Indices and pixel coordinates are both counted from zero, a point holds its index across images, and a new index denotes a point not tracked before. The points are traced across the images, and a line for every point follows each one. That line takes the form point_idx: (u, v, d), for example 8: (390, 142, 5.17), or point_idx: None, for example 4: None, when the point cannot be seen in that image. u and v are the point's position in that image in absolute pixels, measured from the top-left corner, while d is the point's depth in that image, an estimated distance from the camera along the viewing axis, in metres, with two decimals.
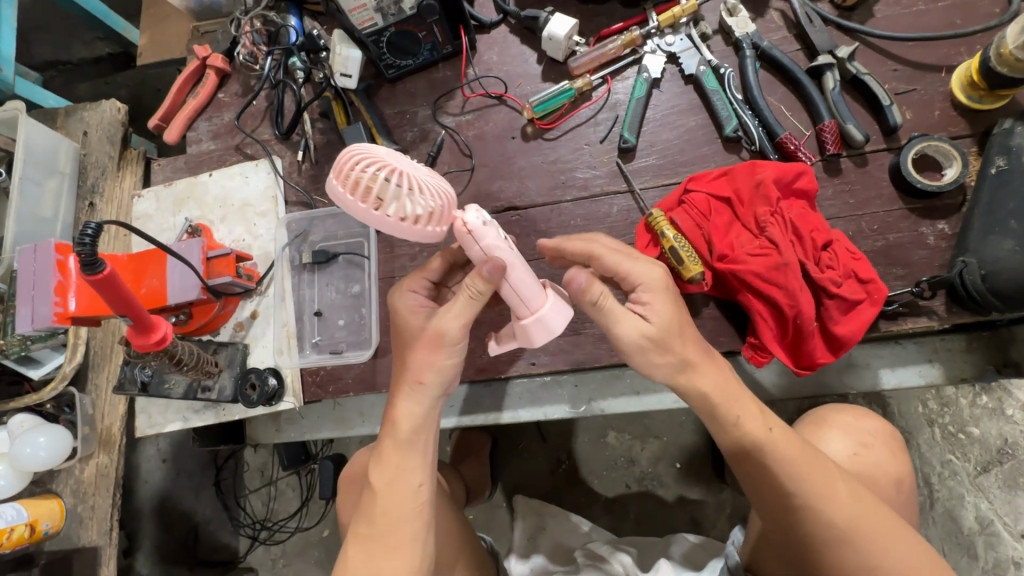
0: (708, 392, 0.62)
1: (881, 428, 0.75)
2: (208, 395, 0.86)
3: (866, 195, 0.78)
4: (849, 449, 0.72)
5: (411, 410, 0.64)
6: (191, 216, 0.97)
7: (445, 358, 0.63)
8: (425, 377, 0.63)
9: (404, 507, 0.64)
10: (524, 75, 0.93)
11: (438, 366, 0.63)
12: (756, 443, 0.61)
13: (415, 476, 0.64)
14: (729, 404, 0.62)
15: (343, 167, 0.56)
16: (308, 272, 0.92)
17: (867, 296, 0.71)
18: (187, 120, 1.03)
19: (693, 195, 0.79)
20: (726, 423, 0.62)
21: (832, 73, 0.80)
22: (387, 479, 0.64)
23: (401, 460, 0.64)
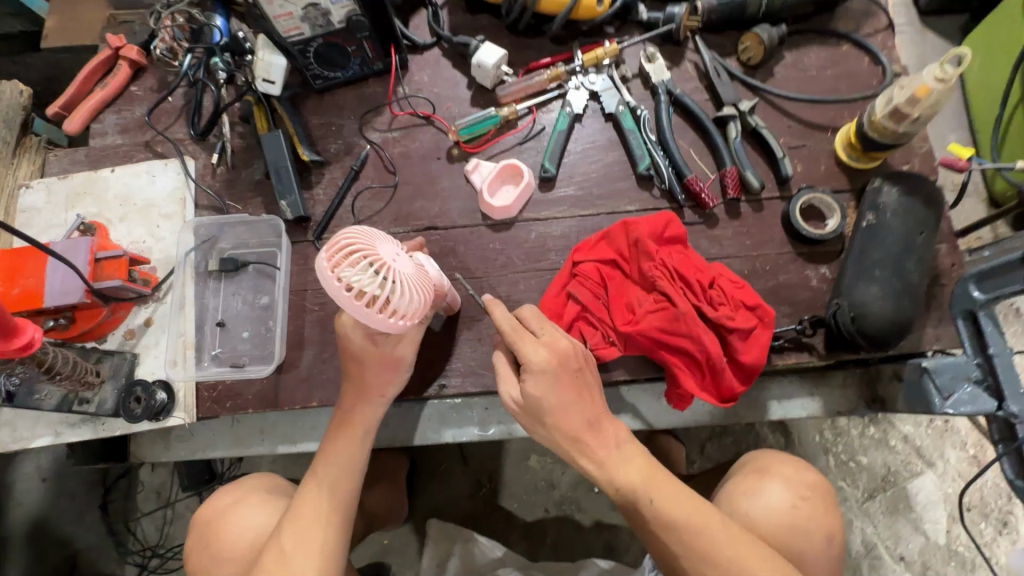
0: (619, 474, 0.64)
1: (796, 475, 0.77)
2: (86, 408, 0.80)
3: (760, 238, 0.85)
4: (787, 501, 0.73)
5: (371, 413, 0.74)
6: (86, 214, 0.90)
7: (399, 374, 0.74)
8: (388, 391, 0.74)
9: (315, 525, 0.69)
10: (453, 97, 0.94)
11: (395, 381, 0.74)
12: (674, 539, 0.61)
13: (340, 482, 0.72)
14: (639, 481, 0.63)
15: (338, 257, 0.58)
16: (214, 280, 0.88)
17: (759, 321, 0.76)
18: (93, 111, 0.97)
19: (582, 266, 0.82)
20: (652, 522, 0.62)
21: (734, 124, 0.87)
22: (301, 540, 0.67)
23: (314, 516, 0.69)
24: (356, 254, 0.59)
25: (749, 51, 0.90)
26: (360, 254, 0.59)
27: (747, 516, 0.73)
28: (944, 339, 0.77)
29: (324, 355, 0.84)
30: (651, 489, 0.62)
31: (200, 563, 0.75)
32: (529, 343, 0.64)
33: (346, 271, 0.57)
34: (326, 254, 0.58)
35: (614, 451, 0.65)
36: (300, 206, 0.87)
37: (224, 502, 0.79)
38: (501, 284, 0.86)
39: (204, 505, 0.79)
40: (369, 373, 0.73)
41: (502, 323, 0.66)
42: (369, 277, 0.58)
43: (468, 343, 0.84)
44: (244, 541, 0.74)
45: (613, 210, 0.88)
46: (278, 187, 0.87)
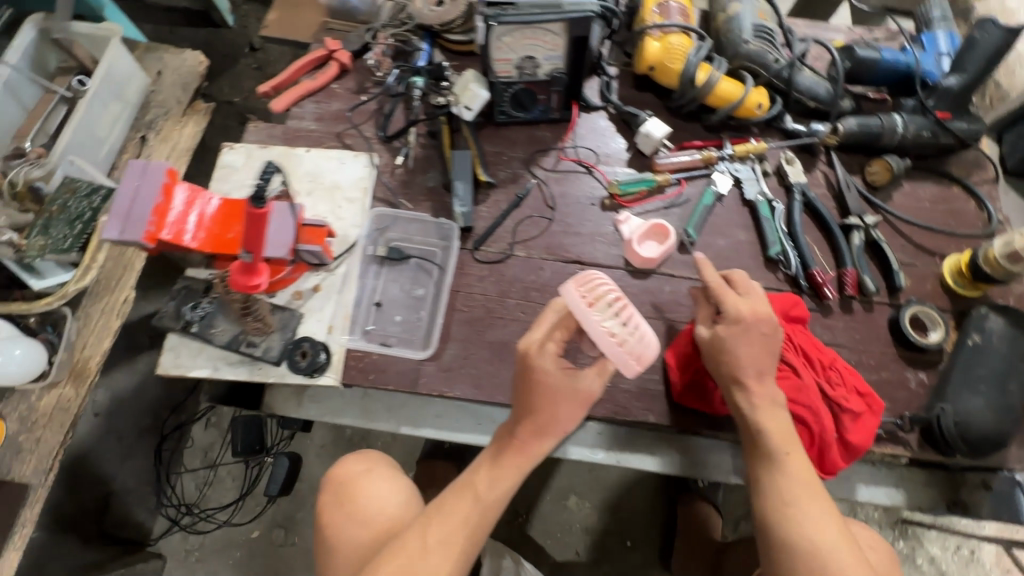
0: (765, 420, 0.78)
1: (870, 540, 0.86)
2: (250, 351, 0.87)
3: (868, 335, 0.95)
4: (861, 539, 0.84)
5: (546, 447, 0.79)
6: (279, 182, 1.01)
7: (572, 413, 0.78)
8: (565, 425, 0.79)
9: (456, 530, 0.74)
10: (612, 155, 1.08)
11: (575, 418, 0.78)
12: (782, 491, 0.75)
13: (492, 495, 0.77)
14: (780, 442, 0.77)
15: (588, 288, 0.71)
16: (377, 265, 0.98)
17: (868, 407, 0.85)
18: (298, 97, 1.11)
19: None
20: (766, 466, 0.77)
21: (858, 232, 0.99)
22: (443, 540, 0.73)
23: (461, 520, 0.74)
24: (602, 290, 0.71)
25: (874, 173, 1.03)
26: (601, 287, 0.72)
27: None
28: None
29: (465, 352, 0.92)
30: (787, 452, 0.77)
31: (330, 515, 0.82)
32: (734, 299, 0.82)
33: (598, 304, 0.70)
34: (580, 289, 0.71)
35: (771, 410, 0.79)
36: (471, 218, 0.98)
37: (358, 469, 0.86)
38: None
39: (342, 463, 0.87)
40: (559, 406, 0.77)
41: (714, 277, 0.84)
42: (611, 312, 0.70)
43: None
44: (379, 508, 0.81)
45: None
46: (457, 198, 0.98)
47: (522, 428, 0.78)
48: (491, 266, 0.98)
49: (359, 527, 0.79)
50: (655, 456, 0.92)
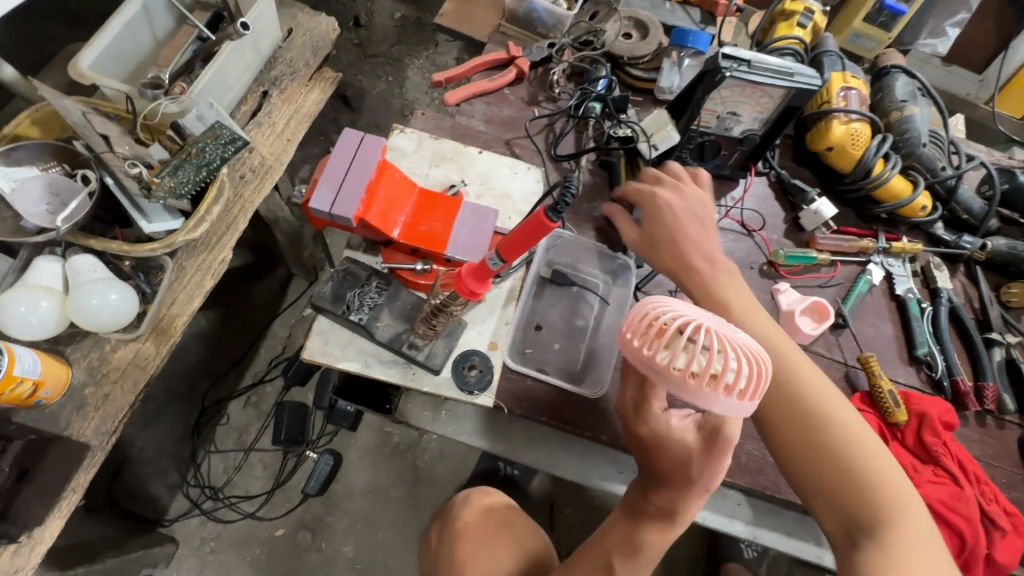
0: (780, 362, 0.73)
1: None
2: (412, 353, 0.81)
3: (999, 452, 0.97)
4: None
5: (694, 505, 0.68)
6: (450, 177, 0.96)
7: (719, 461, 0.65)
8: (711, 484, 0.67)
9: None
10: (772, 223, 1.08)
11: (717, 471, 0.65)
12: (849, 462, 0.69)
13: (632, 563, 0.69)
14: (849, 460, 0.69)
15: (642, 321, 0.58)
16: (540, 285, 0.94)
17: (1013, 527, 0.86)
18: (470, 95, 1.07)
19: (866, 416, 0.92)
20: (781, 406, 0.72)
21: (999, 348, 1.02)
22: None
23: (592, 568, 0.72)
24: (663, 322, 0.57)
25: (1013, 294, 1.07)
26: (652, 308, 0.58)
27: None
28: None
29: None
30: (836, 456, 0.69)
31: (464, 537, 0.89)
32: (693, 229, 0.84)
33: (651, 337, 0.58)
34: (635, 330, 0.58)
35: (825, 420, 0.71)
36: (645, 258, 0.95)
37: (496, 506, 0.95)
38: None
39: (480, 496, 0.96)
40: (691, 471, 0.66)
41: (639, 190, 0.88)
42: (680, 347, 0.56)
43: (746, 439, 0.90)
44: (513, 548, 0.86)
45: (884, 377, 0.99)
46: None
47: (659, 493, 0.70)
48: None
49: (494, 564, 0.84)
50: (791, 537, 0.93)
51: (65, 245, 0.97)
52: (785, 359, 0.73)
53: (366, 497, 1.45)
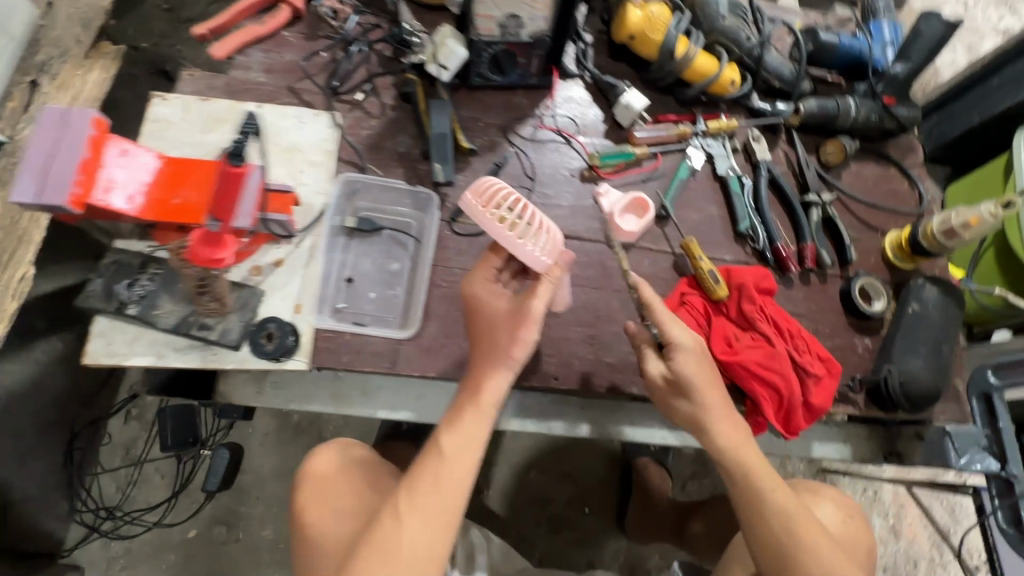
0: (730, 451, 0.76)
1: (839, 498, 0.94)
2: (203, 334, 0.77)
3: (823, 305, 1.02)
4: (838, 518, 0.90)
5: (498, 384, 0.76)
6: (227, 140, 0.89)
7: (528, 334, 0.76)
8: (517, 352, 0.76)
9: (424, 489, 0.71)
10: (590, 126, 1.05)
11: (525, 340, 0.76)
12: (770, 502, 0.73)
13: (472, 450, 0.74)
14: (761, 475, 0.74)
15: (481, 188, 0.77)
16: (347, 236, 0.90)
17: (828, 372, 0.92)
18: (244, 44, 0.96)
19: (691, 298, 0.95)
20: (775, 506, 0.73)
21: (816, 209, 1.06)
22: (414, 507, 0.70)
23: (433, 473, 0.72)
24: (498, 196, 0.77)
25: (829, 153, 1.10)
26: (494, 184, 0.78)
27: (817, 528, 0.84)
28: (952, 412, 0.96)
29: (447, 331, 0.87)
30: (773, 493, 0.74)
31: (313, 512, 0.77)
32: (676, 330, 0.78)
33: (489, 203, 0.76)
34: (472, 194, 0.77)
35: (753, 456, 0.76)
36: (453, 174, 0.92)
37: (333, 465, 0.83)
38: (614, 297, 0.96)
39: (315, 460, 0.84)
40: (498, 334, 0.77)
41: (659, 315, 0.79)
42: (509, 212, 0.77)
43: (580, 344, 0.92)
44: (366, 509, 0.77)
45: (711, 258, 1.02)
46: (437, 152, 0.92)
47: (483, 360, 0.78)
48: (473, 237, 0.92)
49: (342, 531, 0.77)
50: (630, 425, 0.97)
51: None
52: (727, 451, 0.76)
53: (277, 479, 1.44)
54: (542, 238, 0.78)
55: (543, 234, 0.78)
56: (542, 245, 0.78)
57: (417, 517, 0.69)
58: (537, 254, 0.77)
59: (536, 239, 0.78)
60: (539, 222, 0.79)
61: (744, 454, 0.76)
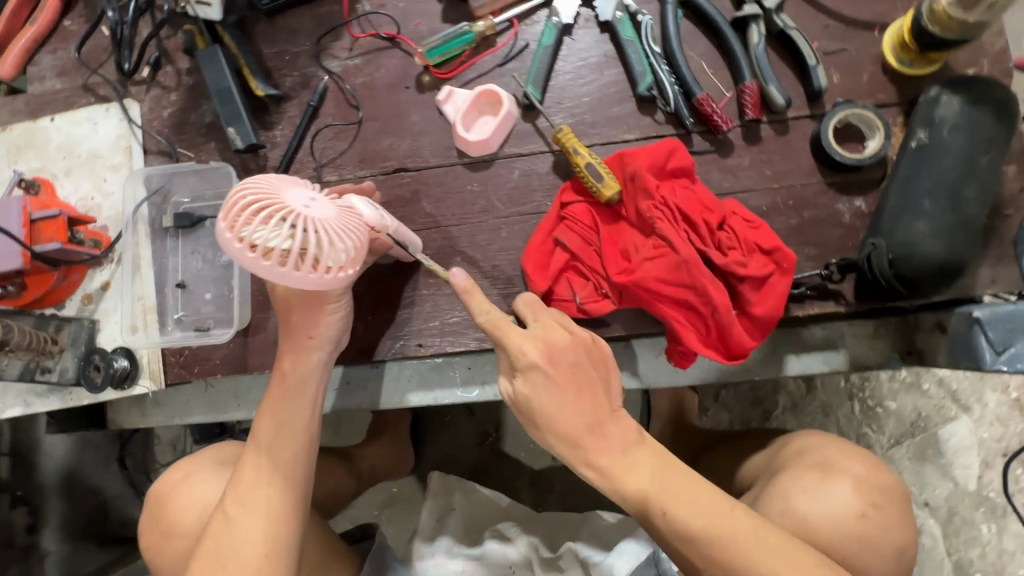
0: (623, 480, 0.54)
1: (870, 476, 0.59)
2: (48, 378, 0.75)
3: (784, 166, 0.71)
4: (861, 507, 0.57)
5: (305, 362, 0.59)
6: (29, 168, 0.83)
7: (332, 313, 0.60)
8: (318, 332, 0.59)
9: (252, 490, 0.55)
10: (421, 12, 0.80)
11: (325, 319, 0.59)
12: (669, 518, 0.51)
13: (300, 431, 0.58)
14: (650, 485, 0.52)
15: (233, 210, 0.52)
16: (171, 238, 0.81)
17: (777, 266, 0.65)
18: (27, 52, 0.87)
19: (573, 208, 0.71)
20: (699, 529, 0.50)
21: (757, 26, 0.71)
22: (243, 510, 0.54)
23: (257, 474, 0.56)
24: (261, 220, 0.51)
25: None
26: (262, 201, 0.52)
27: (804, 517, 0.56)
28: (1002, 281, 0.66)
29: None
30: (673, 504, 0.51)
31: (160, 545, 0.61)
32: (512, 331, 0.56)
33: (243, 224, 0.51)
34: (225, 219, 0.51)
35: (629, 456, 0.54)
36: (251, 135, 0.77)
37: (177, 475, 0.64)
38: (482, 230, 0.76)
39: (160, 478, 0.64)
40: (293, 309, 0.60)
41: (484, 314, 0.56)
42: (281, 233, 0.51)
43: (446, 298, 0.76)
44: (205, 517, 0.58)
45: (608, 140, 0.75)
46: (224, 113, 0.77)
47: (298, 320, 0.59)
48: None
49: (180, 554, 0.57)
50: None
51: None
52: (600, 458, 0.54)
53: None
54: (344, 255, 0.55)
55: (348, 243, 0.55)
56: (345, 263, 0.55)
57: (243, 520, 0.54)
58: (337, 273, 0.55)
59: (335, 260, 0.55)
60: (337, 230, 0.54)
61: (627, 466, 0.54)
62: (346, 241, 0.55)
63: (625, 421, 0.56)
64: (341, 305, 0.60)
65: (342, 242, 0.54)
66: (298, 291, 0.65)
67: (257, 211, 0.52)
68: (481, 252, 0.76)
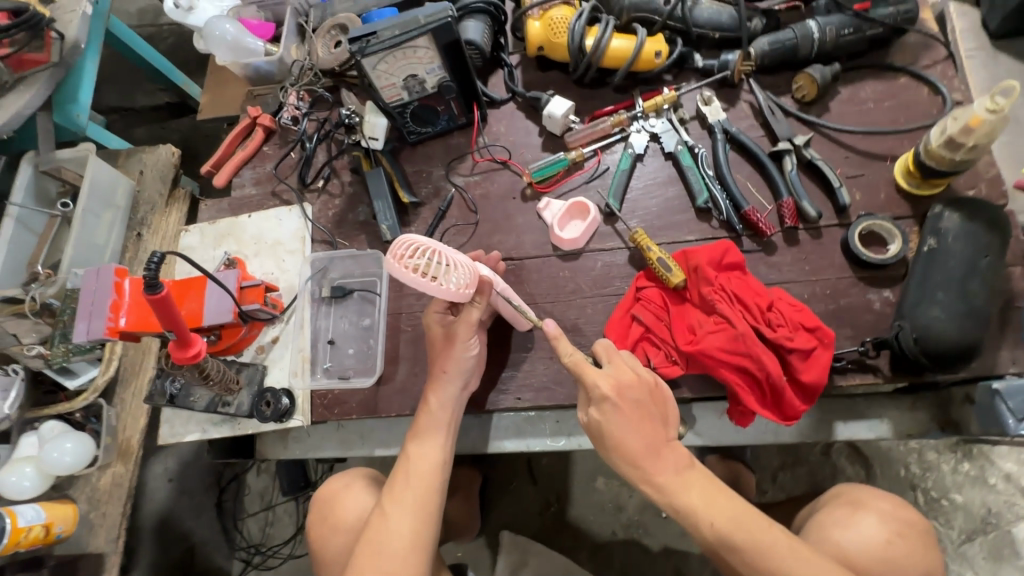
0: (679, 496, 0.71)
1: (894, 511, 0.76)
2: (227, 409, 0.97)
3: (821, 263, 0.88)
4: (885, 536, 0.73)
5: (445, 391, 0.85)
6: (230, 250, 1.11)
7: (465, 351, 0.85)
8: (449, 367, 0.85)
9: (403, 491, 0.80)
10: (527, 144, 1.07)
11: (456, 357, 0.85)
12: (730, 528, 0.68)
13: (434, 451, 0.83)
14: (700, 500, 0.70)
15: (396, 250, 0.74)
16: (326, 305, 1.04)
17: (819, 342, 0.80)
18: (235, 168, 1.19)
19: (646, 291, 0.90)
20: (740, 537, 0.68)
21: (790, 157, 0.92)
22: (397, 504, 0.79)
23: (407, 480, 0.81)
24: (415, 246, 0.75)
25: (802, 90, 0.96)
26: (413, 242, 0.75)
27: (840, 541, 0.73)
28: (1021, 362, 0.78)
29: (416, 370, 0.97)
30: (732, 516, 0.69)
31: (321, 534, 0.92)
32: (594, 372, 0.75)
33: (401, 255, 0.74)
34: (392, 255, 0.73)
35: (689, 478, 0.72)
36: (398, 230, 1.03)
37: (337, 485, 0.97)
38: (571, 307, 0.96)
39: (325, 487, 0.97)
40: (435, 354, 0.87)
41: (571, 355, 0.76)
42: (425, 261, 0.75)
43: (540, 361, 0.94)
44: (359, 516, 0.91)
45: (673, 241, 0.95)
46: (380, 213, 1.03)
47: (439, 365, 0.85)
48: None
49: (341, 535, 0.90)
50: None
51: (30, 420, 1.15)
52: (663, 480, 0.72)
53: None
54: (462, 278, 0.79)
55: (463, 272, 0.79)
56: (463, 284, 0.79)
57: (402, 511, 0.79)
58: (462, 289, 0.78)
59: (457, 280, 0.78)
60: (457, 263, 0.79)
61: (692, 488, 0.72)
62: (462, 268, 0.79)
63: (678, 450, 0.74)
64: (469, 350, 0.86)
65: (460, 269, 0.79)
66: (440, 344, 0.87)
67: (411, 248, 0.75)
68: (570, 324, 0.95)
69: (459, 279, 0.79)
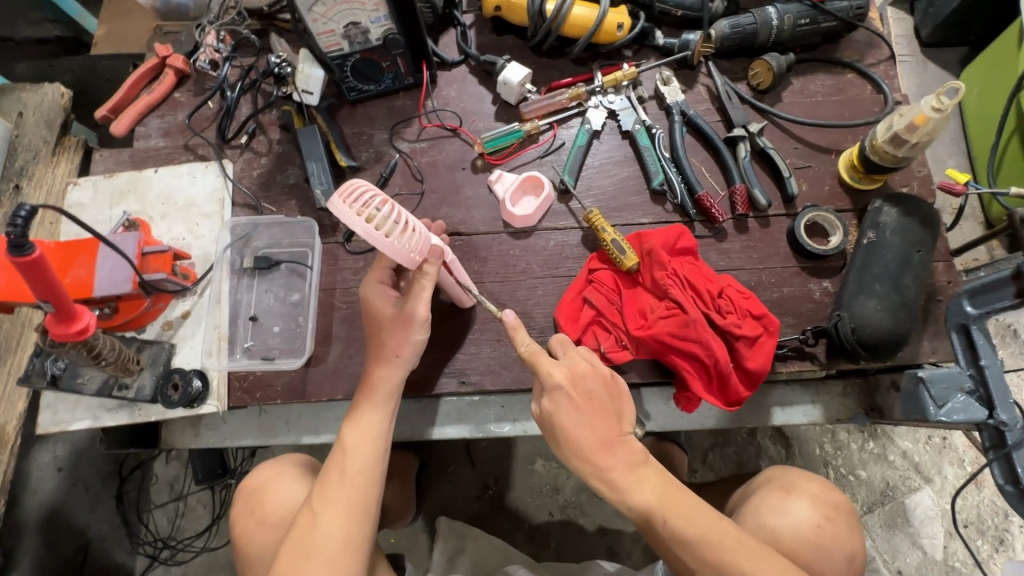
0: (633, 494, 0.69)
1: (823, 494, 0.80)
2: (125, 393, 0.84)
3: (768, 252, 0.89)
4: (814, 521, 0.77)
5: (391, 375, 0.78)
6: (130, 210, 0.96)
7: (416, 339, 0.78)
8: (403, 351, 0.78)
9: (337, 486, 0.73)
10: (479, 112, 1.00)
11: (410, 341, 0.77)
12: (678, 524, 0.67)
13: (376, 439, 0.76)
14: (654, 499, 0.68)
15: (348, 193, 0.65)
16: (248, 277, 0.93)
17: (764, 329, 0.81)
18: (139, 114, 1.02)
19: (599, 274, 0.87)
20: (688, 535, 0.67)
21: (744, 143, 0.92)
22: (329, 500, 0.72)
23: (341, 473, 0.74)
24: (365, 193, 0.66)
25: (759, 77, 0.96)
26: (365, 188, 0.66)
27: (771, 529, 0.77)
28: (940, 351, 0.82)
29: (351, 351, 0.89)
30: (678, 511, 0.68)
31: (248, 529, 0.83)
32: (546, 361, 0.71)
33: (351, 198, 0.65)
34: (341, 196, 0.64)
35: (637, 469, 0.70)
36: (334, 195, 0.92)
37: (265, 475, 0.87)
38: (520, 288, 0.91)
39: (252, 476, 0.88)
40: (387, 333, 0.78)
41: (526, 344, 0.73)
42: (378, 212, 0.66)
43: (487, 343, 0.89)
44: (290, 507, 0.82)
45: (627, 223, 0.92)
46: (315, 176, 0.92)
47: (384, 347, 0.78)
48: (366, 255, 0.93)
49: (270, 529, 0.82)
50: None
51: None
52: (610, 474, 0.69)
53: None
54: (415, 241, 0.71)
55: (417, 235, 0.72)
56: (415, 247, 0.71)
57: (337, 507, 0.71)
58: (412, 253, 0.70)
59: (410, 242, 0.70)
60: (410, 226, 0.71)
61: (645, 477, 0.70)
62: (415, 232, 0.72)
63: (631, 445, 0.71)
64: (423, 331, 0.78)
65: (412, 231, 0.71)
66: (377, 323, 0.79)
67: (363, 194, 0.66)
68: (519, 305, 0.90)
69: (413, 240, 0.71)
